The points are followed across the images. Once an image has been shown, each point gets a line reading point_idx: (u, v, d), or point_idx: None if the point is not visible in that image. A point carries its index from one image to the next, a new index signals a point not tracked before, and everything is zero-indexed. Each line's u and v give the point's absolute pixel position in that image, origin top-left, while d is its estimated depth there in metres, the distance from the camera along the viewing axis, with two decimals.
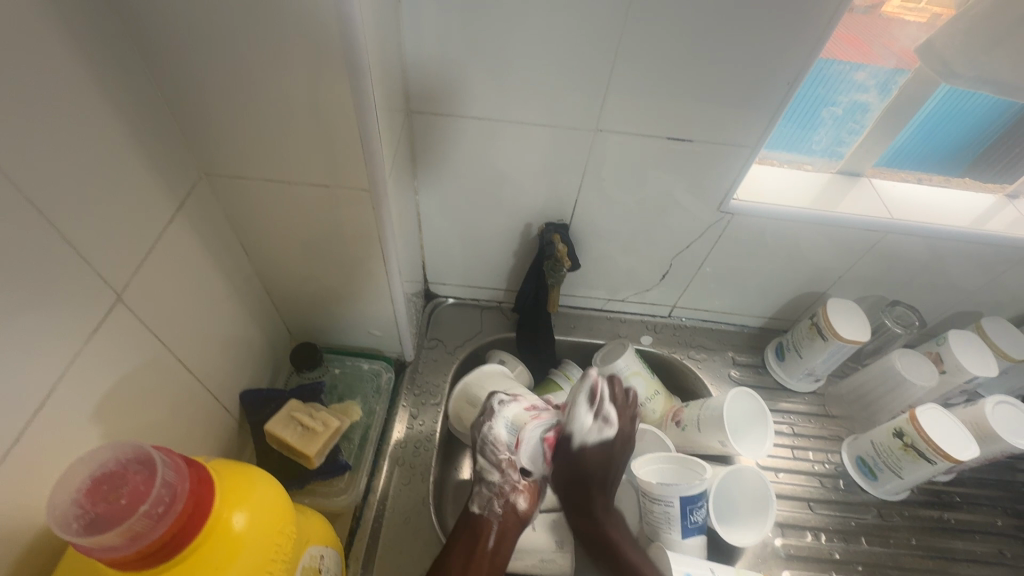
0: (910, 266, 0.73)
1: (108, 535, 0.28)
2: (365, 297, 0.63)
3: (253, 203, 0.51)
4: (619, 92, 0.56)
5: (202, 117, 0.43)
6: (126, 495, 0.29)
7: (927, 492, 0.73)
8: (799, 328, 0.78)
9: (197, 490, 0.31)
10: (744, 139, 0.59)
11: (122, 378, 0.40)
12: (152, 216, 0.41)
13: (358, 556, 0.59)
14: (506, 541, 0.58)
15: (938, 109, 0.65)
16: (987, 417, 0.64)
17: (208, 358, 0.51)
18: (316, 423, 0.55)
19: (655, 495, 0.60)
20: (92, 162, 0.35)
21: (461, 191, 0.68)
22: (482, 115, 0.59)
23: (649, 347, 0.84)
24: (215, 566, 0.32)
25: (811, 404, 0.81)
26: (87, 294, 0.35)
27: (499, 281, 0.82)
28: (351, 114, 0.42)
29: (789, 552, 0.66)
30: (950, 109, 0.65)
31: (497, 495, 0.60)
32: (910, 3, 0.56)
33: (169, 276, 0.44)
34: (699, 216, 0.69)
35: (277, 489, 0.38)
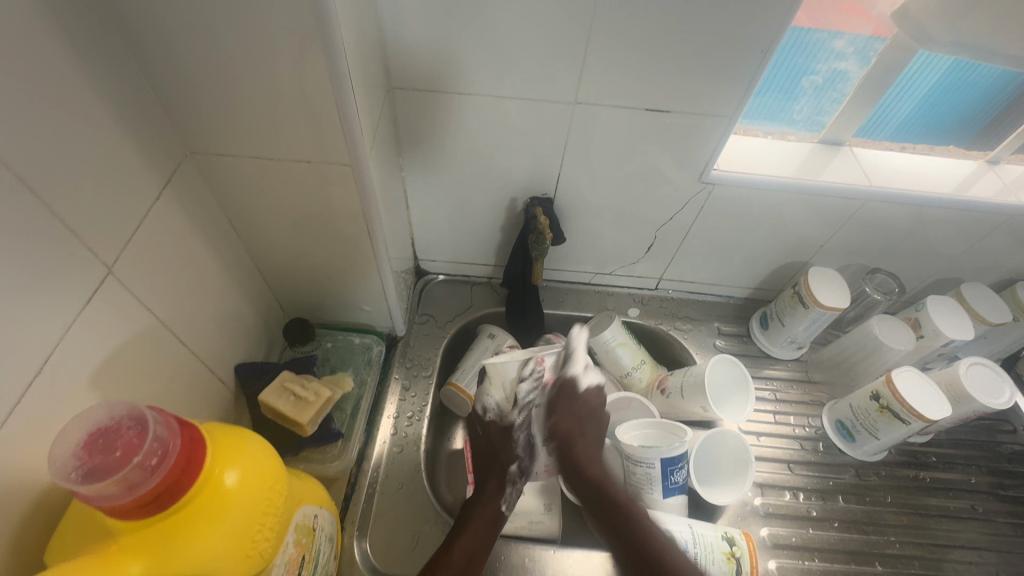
0: (890, 234, 0.74)
1: (105, 484, 0.30)
2: (353, 272, 0.64)
3: (239, 180, 0.52)
4: (597, 63, 0.56)
5: (182, 96, 0.44)
6: (121, 448, 0.31)
7: (905, 453, 0.75)
8: (782, 297, 0.80)
9: (189, 446, 0.33)
10: (722, 109, 0.60)
11: (116, 349, 0.41)
12: (140, 193, 0.42)
13: (353, 519, 0.62)
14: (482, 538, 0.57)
15: (933, 79, 0.65)
16: (961, 377, 0.66)
17: (201, 332, 0.53)
18: (308, 393, 0.57)
19: (637, 457, 0.63)
20: (77, 139, 0.36)
21: (445, 167, 0.69)
22: (462, 89, 0.59)
23: (636, 319, 0.86)
24: (209, 517, 0.34)
25: (794, 371, 0.83)
26: (78, 266, 0.37)
27: (487, 256, 0.83)
28: (328, 88, 0.43)
29: (768, 510, 0.68)
30: (949, 79, 0.65)
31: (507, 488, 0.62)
32: None
33: (159, 251, 0.45)
34: (682, 187, 0.70)
35: (267, 449, 0.40)
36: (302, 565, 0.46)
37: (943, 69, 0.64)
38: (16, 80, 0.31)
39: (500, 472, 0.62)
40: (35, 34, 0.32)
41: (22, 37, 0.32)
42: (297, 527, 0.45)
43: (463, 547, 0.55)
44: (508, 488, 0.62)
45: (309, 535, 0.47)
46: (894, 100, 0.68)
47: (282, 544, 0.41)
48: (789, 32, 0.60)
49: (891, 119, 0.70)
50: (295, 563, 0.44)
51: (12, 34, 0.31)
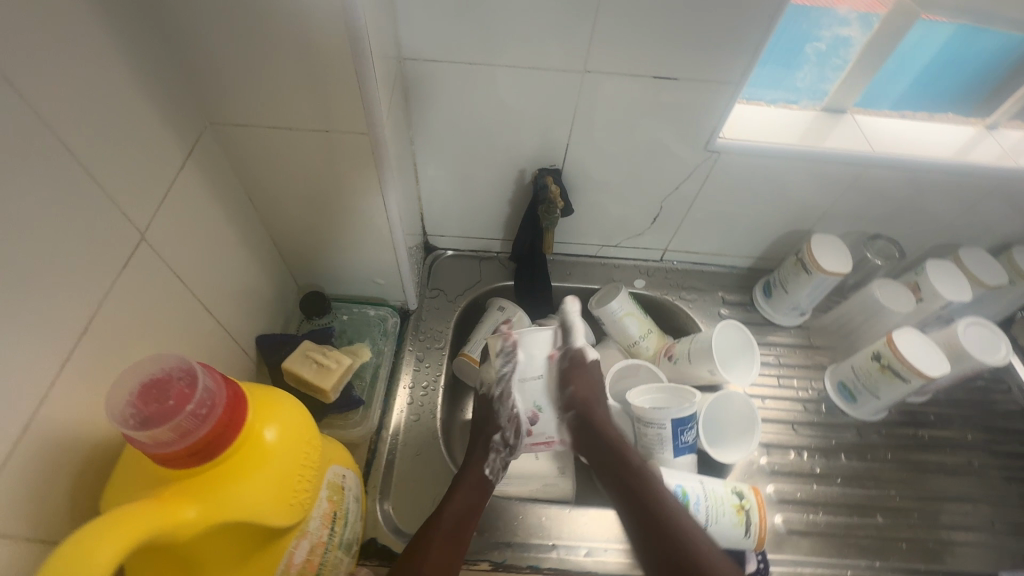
0: (891, 200, 0.76)
1: (160, 430, 0.31)
2: (368, 245, 0.65)
3: (257, 151, 0.52)
4: (608, 31, 0.56)
5: (203, 65, 0.44)
6: (174, 398, 0.33)
7: (904, 413, 0.78)
8: (785, 264, 0.81)
9: (233, 399, 0.35)
10: (729, 76, 0.61)
11: (151, 315, 0.42)
12: (165, 162, 0.43)
13: (376, 485, 0.64)
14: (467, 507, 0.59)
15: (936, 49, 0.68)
16: (959, 337, 0.68)
17: (223, 303, 0.54)
18: (329, 360, 0.58)
19: (648, 419, 0.65)
20: (108, 106, 0.37)
21: (455, 140, 0.70)
22: (472, 60, 0.60)
23: (642, 290, 0.88)
24: (252, 468, 0.35)
25: (796, 336, 0.85)
26: (113, 231, 0.38)
27: (495, 230, 0.84)
28: (347, 55, 0.43)
29: (774, 468, 0.71)
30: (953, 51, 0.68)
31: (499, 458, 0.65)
32: None
33: (184, 221, 0.46)
34: (689, 157, 0.71)
35: (301, 407, 0.42)
36: (334, 522, 0.48)
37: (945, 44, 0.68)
38: (52, 43, 0.32)
39: (484, 441, 0.66)
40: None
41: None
42: (328, 485, 0.46)
43: (452, 511, 0.58)
44: (491, 454, 0.65)
45: (338, 494, 0.49)
46: (897, 74, 0.72)
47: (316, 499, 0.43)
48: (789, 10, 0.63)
49: (897, 88, 0.73)
50: (328, 519, 0.46)
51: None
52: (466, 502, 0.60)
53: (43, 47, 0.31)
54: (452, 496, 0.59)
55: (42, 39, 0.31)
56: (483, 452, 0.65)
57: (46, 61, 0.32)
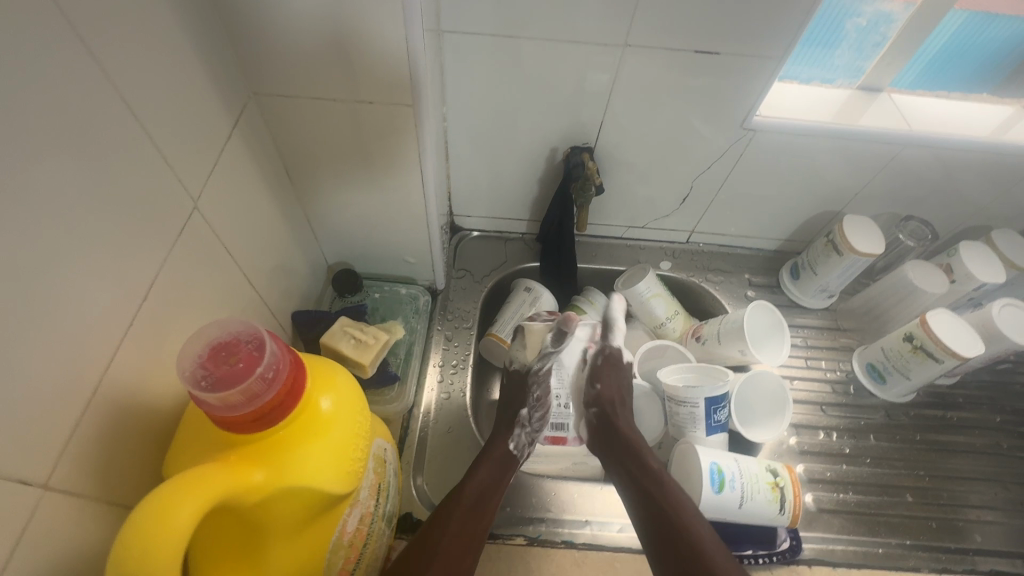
0: (927, 181, 0.75)
1: (231, 392, 0.31)
2: (402, 223, 0.65)
3: (298, 124, 0.52)
4: (651, 4, 0.55)
5: (250, 34, 0.43)
6: (241, 360, 0.32)
7: (932, 395, 0.78)
8: (815, 246, 0.81)
9: (297, 365, 0.35)
10: (771, 51, 0.59)
11: (202, 286, 0.42)
12: (214, 132, 0.43)
13: (410, 461, 0.64)
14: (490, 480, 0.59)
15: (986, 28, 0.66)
16: (994, 318, 0.68)
17: (263, 277, 0.54)
18: (367, 336, 0.58)
19: (681, 398, 0.65)
20: (164, 72, 0.36)
21: (488, 117, 0.69)
22: (510, 33, 0.59)
23: (668, 271, 0.87)
24: (313, 437, 0.36)
25: (824, 319, 0.85)
26: (168, 198, 0.37)
27: (523, 211, 0.84)
28: (397, 23, 0.42)
29: (804, 448, 0.71)
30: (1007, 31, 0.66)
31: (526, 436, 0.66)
32: None
33: (230, 193, 0.46)
34: (724, 135, 0.70)
35: (353, 379, 0.42)
36: (379, 493, 0.48)
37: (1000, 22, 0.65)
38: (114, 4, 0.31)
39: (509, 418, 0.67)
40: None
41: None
42: (374, 457, 0.47)
43: (474, 486, 0.58)
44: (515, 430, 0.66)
45: (382, 466, 0.49)
46: (945, 55, 0.69)
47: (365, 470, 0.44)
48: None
49: (933, 70, 0.71)
50: (374, 490, 0.47)
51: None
52: (488, 479, 0.59)
53: (107, 7, 0.31)
54: (474, 473, 0.59)
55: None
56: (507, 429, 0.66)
57: (109, 22, 0.31)
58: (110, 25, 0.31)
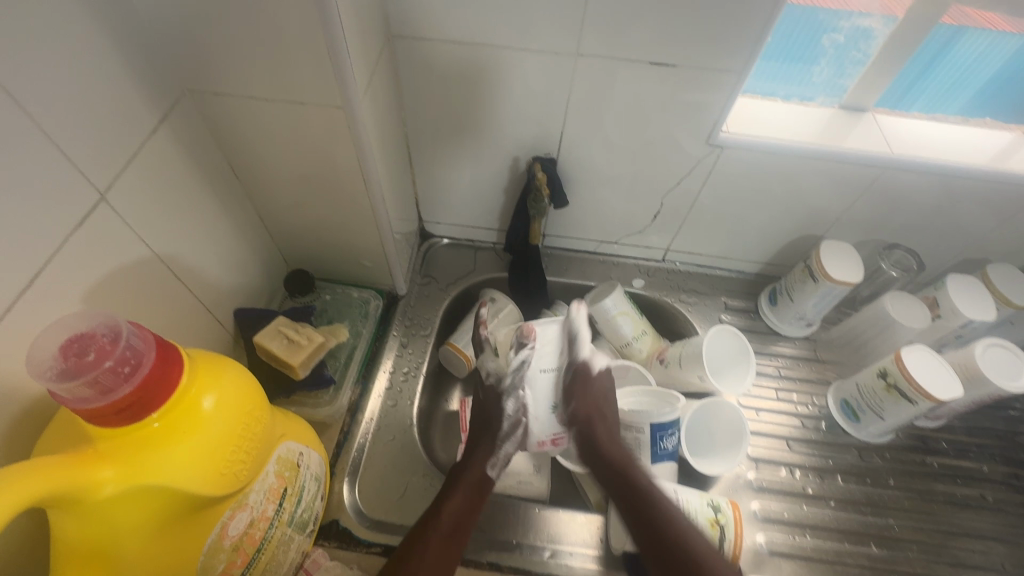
0: (914, 208, 0.71)
1: (77, 385, 0.31)
2: (352, 226, 0.65)
3: (236, 122, 0.52)
4: (602, 11, 0.54)
5: (179, 30, 0.44)
6: (94, 353, 0.33)
7: (913, 437, 0.72)
8: (792, 271, 0.77)
9: (162, 359, 0.35)
10: (731, 64, 0.57)
11: (110, 275, 0.43)
12: (135, 124, 0.44)
13: (344, 467, 0.63)
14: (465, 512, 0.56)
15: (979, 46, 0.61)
16: (976, 359, 0.63)
17: (198, 272, 0.55)
18: (301, 337, 0.59)
19: (626, 422, 0.62)
20: (71, 60, 0.37)
21: (448, 124, 0.68)
22: (462, 39, 0.58)
23: (640, 290, 0.85)
24: (183, 433, 0.35)
25: (801, 348, 0.80)
26: (70, 186, 0.38)
27: (491, 220, 0.83)
28: (318, 25, 0.43)
29: (762, 485, 0.67)
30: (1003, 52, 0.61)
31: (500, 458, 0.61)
32: None
33: (154, 186, 0.47)
34: (691, 150, 0.67)
35: (246, 378, 0.42)
36: (284, 498, 0.47)
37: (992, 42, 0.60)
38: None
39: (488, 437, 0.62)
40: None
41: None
42: (278, 460, 0.46)
43: (450, 514, 0.55)
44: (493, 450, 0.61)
45: (293, 470, 0.48)
46: (932, 72, 0.65)
47: (260, 472, 0.43)
48: (788, 9, 0.60)
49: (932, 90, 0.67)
50: (276, 494, 0.46)
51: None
52: (468, 505, 0.57)
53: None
54: (454, 491, 0.57)
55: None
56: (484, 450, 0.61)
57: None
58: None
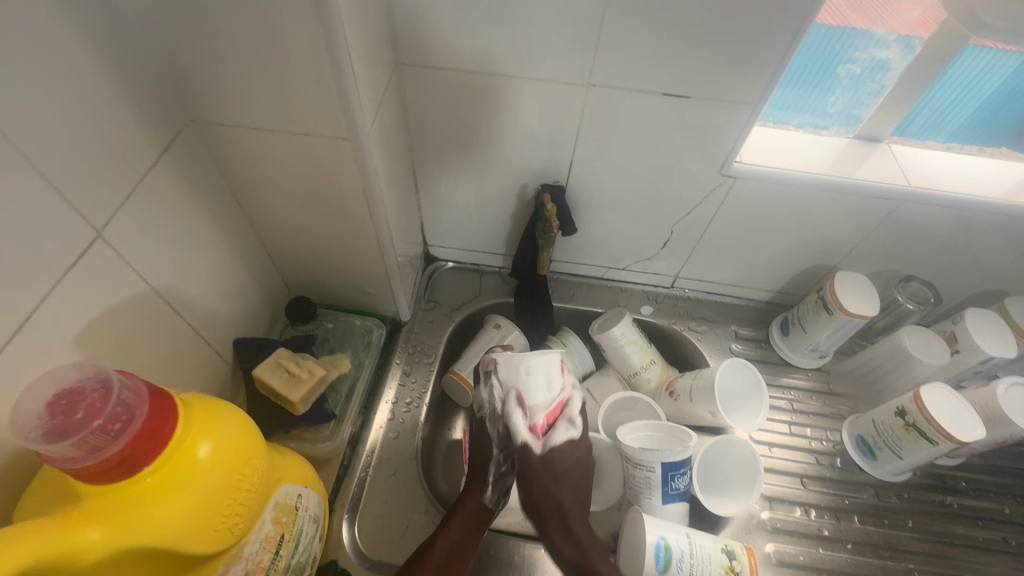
0: (931, 240, 0.69)
1: (64, 446, 0.30)
2: (357, 254, 0.64)
3: (239, 152, 0.51)
4: (613, 42, 0.53)
5: (183, 63, 0.44)
6: (83, 410, 0.31)
7: (931, 476, 0.70)
8: (805, 302, 0.75)
9: (157, 414, 0.33)
10: (744, 96, 0.56)
11: (105, 312, 0.42)
12: (134, 159, 0.43)
13: (344, 502, 0.61)
14: (461, 551, 0.55)
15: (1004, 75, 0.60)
16: (998, 399, 0.61)
17: (197, 304, 0.53)
18: (301, 371, 0.58)
19: (637, 460, 0.60)
20: (69, 96, 0.36)
21: (455, 150, 0.67)
22: (471, 68, 0.57)
23: (648, 317, 0.83)
24: (176, 490, 0.33)
25: (814, 380, 0.78)
26: (65, 225, 0.37)
27: (497, 245, 0.82)
28: (324, 59, 0.42)
29: (775, 525, 0.65)
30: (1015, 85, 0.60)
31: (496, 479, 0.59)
32: None
33: (153, 219, 0.46)
34: (702, 180, 0.66)
35: (244, 422, 0.40)
36: (281, 544, 0.45)
37: (1004, 75, 0.60)
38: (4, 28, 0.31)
39: (481, 464, 0.60)
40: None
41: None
42: (276, 505, 0.44)
43: (444, 543, 0.54)
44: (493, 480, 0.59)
45: (291, 514, 0.46)
46: (952, 99, 0.64)
47: (256, 521, 0.41)
48: (816, 28, 0.57)
49: (944, 122, 0.66)
50: (273, 542, 0.44)
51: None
52: (466, 534, 0.56)
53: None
54: (447, 527, 0.55)
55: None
56: (483, 478, 0.59)
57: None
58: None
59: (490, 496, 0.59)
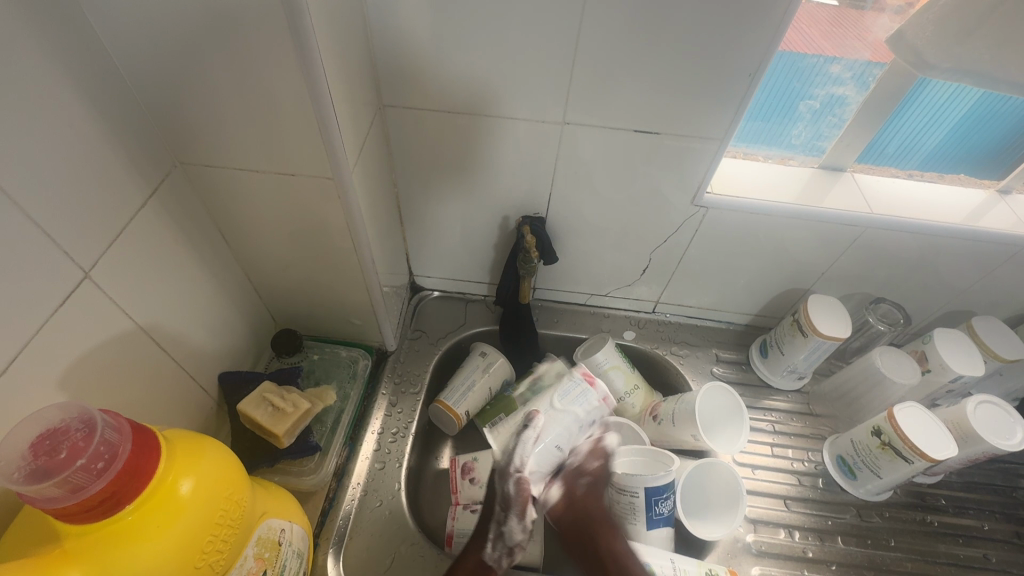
0: (898, 264, 0.72)
1: (47, 485, 0.30)
2: (342, 287, 0.65)
3: (225, 190, 0.53)
4: (584, 83, 0.56)
5: (171, 108, 0.46)
6: (66, 449, 0.32)
7: (910, 494, 0.71)
8: (782, 324, 0.77)
9: (139, 452, 0.34)
10: (710, 132, 0.60)
11: (92, 349, 0.43)
12: (122, 202, 0.45)
13: (329, 535, 0.61)
14: None
15: (960, 107, 0.63)
16: (968, 416, 0.63)
17: (183, 340, 0.54)
18: (286, 404, 0.60)
19: (621, 485, 0.60)
20: (59, 144, 0.38)
21: (438, 184, 0.70)
22: (451, 108, 0.60)
23: (631, 342, 0.84)
24: (155, 529, 0.34)
25: (795, 401, 0.80)
26: (52, 267, 0.39)
27: (481, 274, 0.83)
28: (308, 105, 0.44)
29: (760, 548, 0.66)
30: (979, 108, 0.62)
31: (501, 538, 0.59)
32: None
33: (139, 259, 0.47)
34: (676, 210, 0.69)
35: (228, 457, 0.40)
36: None
37: (969, 100, 0.62)
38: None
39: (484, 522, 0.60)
40: (16, 40, 0.34)
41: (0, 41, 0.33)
42: (259, 541, 0.44)
43: None
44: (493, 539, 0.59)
45: (274, 549, 0.46)
46: (920, 128, 0.65)
47: (239, 556, 0.41)
48: (780, 54, 0.59)
49: (912, 149, 0.68)
50: None
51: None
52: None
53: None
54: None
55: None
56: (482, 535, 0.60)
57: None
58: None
59: (491, 552, 0.58)
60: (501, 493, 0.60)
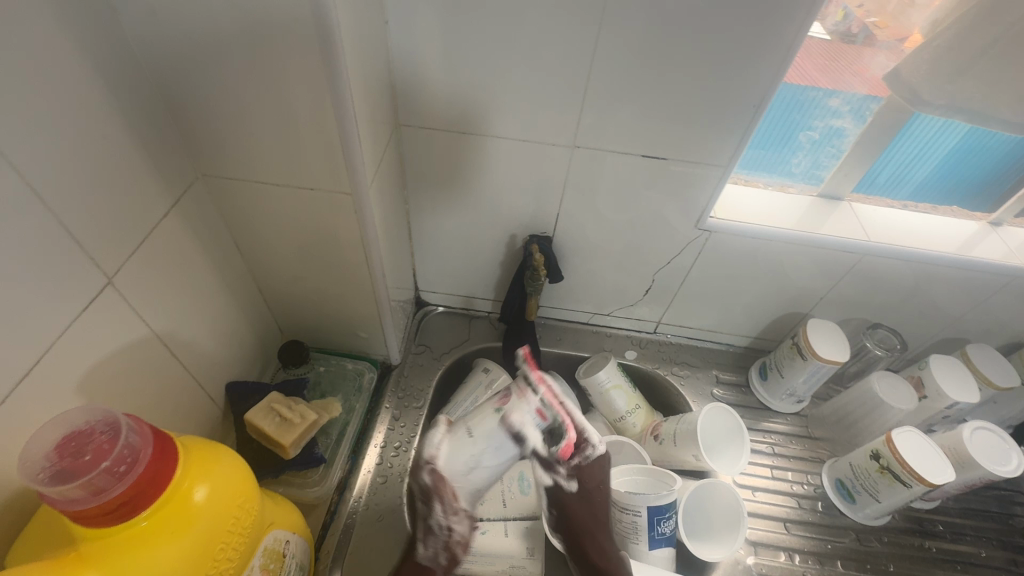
0: (895, 291, 0.74)
1: (70, 487, 0.31)
2: (351, 301, 0.66)
3: (243, 203, 0.54)
4: (595, 109, 0.59)
5: (198, 122, 0.47)
6: (91, 452, 0.33)
7: (909, 519, 0.72)
8: (781, 347, 0.79)
9: (159, 456, 0.34)
10: (715, 159, 0.62)
11: (110, 354, 0.43)
12: (146, 211, 0.46)
13: (329, 549, 0.61)
14: None
15: (951, 141, 0.65)
16: (964, 442, 0.64)
17: (193, 348, 0.54)
18: (293, 415, 0.60)
19: (623, 504, 0.60)
20: (91, 154, 0.40)
21: (448, 202, 0.71)
22: (464, 129, 0.62)
23: (633, 362, 0.85)
24: (170, 535, 0.34)
25: (794, 424, 0.81)
26: (78, 273, 0.39)
27: (486, 290, 0.84)
28: (332, 122, 0.46)
29: (761, 570, 0.66)
30: (969, 141, 0.65)
31: (443, 547, 0.55)
32: (886, 23, 0.57)
33: (158, 265, 0.48)
34: (679, 232, 0.71)
35: (242, 466, 0.41)
36: None
37: (959, 133, 0.64)
38: (35, 93, 0.35)
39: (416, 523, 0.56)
40: (60, 56, 0.36)
41: (46, 56, 0.35)
42: (265, 551, 0.43)
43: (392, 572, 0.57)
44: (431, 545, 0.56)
45: (278, 561, 0.46)
46: (913, 159, 0.68)
47: (246, 566, 0.40)
48: (782, 88, 0.61)
49: (906, 179, 0.70)
50: None
51: (36, 54, 0.34)
52: None
53: (26, 96, 0.34)
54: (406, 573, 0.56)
55: (24, 89, 0.34)
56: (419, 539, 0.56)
57: (26, 108, 0.34)
58: (28, 113, 0.34)
59: (426, 550, 0.56)
60: (421, 487, 0.53)
